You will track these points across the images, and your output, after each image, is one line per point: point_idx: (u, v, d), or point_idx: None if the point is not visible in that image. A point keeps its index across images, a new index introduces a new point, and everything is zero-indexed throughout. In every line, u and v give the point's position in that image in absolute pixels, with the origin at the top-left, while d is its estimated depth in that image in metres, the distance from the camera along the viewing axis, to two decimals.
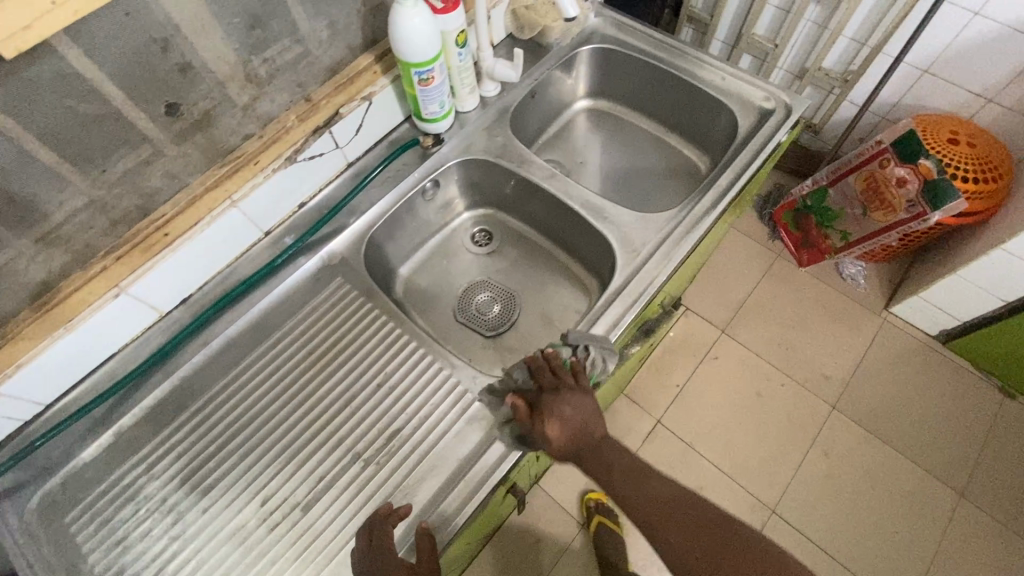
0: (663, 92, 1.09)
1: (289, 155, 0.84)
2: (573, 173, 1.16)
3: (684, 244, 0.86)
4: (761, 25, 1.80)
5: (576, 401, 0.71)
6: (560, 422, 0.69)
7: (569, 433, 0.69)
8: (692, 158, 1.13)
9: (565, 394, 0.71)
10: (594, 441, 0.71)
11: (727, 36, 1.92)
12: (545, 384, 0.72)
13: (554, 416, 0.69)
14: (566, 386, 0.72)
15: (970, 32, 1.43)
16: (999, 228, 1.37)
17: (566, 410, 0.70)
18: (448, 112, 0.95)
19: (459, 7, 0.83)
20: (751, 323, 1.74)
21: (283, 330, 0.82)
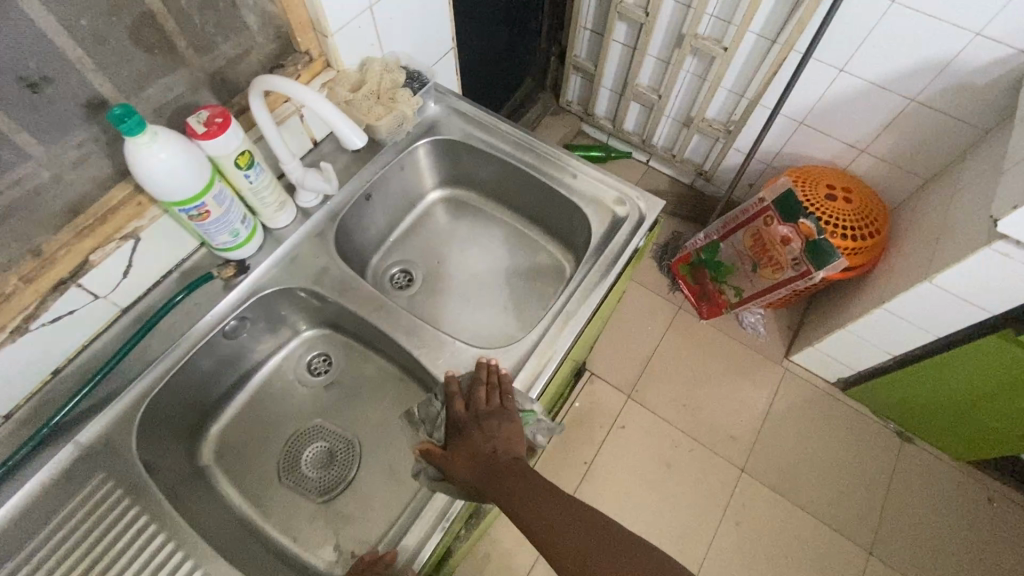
0: (517, 185, 0.99)
1: (15, 325, 0.65)
2: (428, 276, 1.03)
3: (530, 387, 0.74)
4: (644, 75, 1.76)
5: (495, 424, 0.69)
6: (473, 445, 0.69)
7: (479, 458, 0.67)
8: (557, 254, 1.02)
9: (484, 419, 0.70)
10: (506, 465, 0.66)
11: (613, 84, 1.87)
12: (470, 409, 0.71)
13: (466, 446, 0.69)
14: (489, 407, 0.70)
15: (837, 88, 1.41)
16: (880, 284, 1.36)
17: (483, 433, 0.69)
18: (246, 237, 0.78)
19: (231, 128, 0.67)
20: (657, 384, 1.67)
21: (15, 557, 0.63)
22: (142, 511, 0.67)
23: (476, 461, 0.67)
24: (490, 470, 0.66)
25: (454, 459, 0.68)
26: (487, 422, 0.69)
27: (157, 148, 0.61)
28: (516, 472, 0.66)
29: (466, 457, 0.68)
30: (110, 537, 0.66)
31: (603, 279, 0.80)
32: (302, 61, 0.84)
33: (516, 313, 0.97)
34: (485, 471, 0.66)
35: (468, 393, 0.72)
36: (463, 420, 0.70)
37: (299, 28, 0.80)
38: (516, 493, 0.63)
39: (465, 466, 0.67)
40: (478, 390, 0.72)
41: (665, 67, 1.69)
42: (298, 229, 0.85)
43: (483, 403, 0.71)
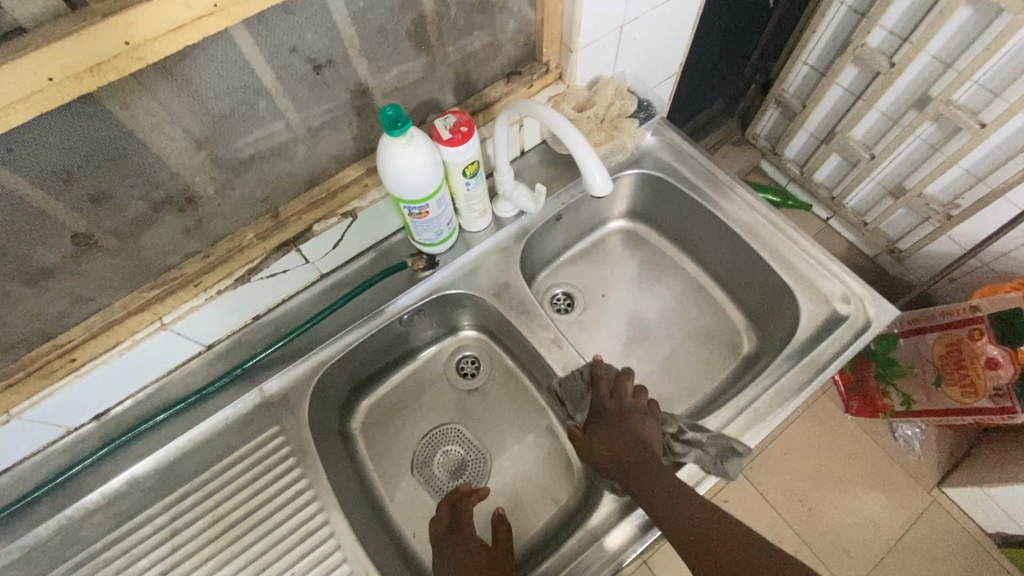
0: (716, 240, 0.90)
1: (241, 275, 0.70)
2: (591, 306, 0.97)
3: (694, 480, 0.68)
4: (860, 128, 1.54)
5: (635, 420, 0.70)
6: (613, 434, 0.69)
7: (619, 445, 0.67)
8: (737, 322, 0.92)
9: (625, 413, 0.71)
10: (649, 458, 0.65)
11: (817, 130, 1.68)
12: (613, 401, 0.72)
13: (607, 434, 0.69)
14: (630, 404, 0.71)
15: None
16: None
17: (624, 425, 0.69)
18: (447, 237, 0.79)
19: (472, 137, 0.67)
20: (775, 469, 1.52)
21: (196, 478, 0.71)
22: (300, 475, 0.72)
23: (616, 452, 0.67)
24: (631, 463, 0.65)
25: (592, 442, 0.70)
26: (629, 417, 0.70)
27: (412, 155, 0.62)
28: (648, 465, 0.64)
29: (603, 444, 0.68)
30: (273, 488, 0.71)
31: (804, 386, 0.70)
32: (538, 72, 0.81)
33: (677, 375, 0.90)
34: (624, 461, 0.66)
35: (613, 384, 0.74)
36: (605, 409, 0.72)
37: (547, 38, 0.77)
38: (657, 490, 0.62)
39: (604, 451, 0.68)
40: (623, 386, 0.73)
41: (890, 126, 1.47)
42: (486, 241, 0.85)
43: (626, 399, 0.72)
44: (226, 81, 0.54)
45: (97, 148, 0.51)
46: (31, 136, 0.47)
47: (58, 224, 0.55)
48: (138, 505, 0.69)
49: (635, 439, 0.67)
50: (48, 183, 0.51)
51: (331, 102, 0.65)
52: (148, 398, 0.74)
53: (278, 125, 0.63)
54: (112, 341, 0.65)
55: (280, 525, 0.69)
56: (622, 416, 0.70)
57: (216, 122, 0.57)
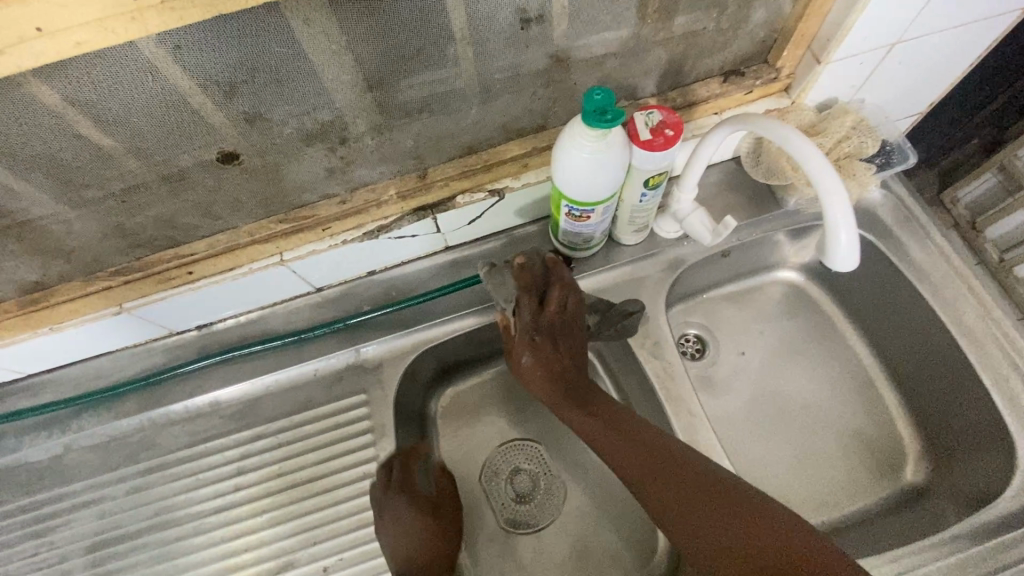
0: (920, 336, 0.72)
1: (371, 230, 0.63)
2: (726, 359, 0.82)
3: None
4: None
5: (571, 338, 0.65)
6: (547, 358, 0.64)
7: (557, 373, 0.64)
8: (903, 436, 0.75)
9: (561, 328, 0.64)
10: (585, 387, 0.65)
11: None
12: (551, 313, 0.63)
13: (540, 361, 0.64)
14: (562, 313, 0.64)
15: None
16: None
17: (557, 342, 0.64)
18: (593, 245, 0.68)
19: (675, 146, 0.53)
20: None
21: (272, 422, 0.67)
22: (373, 457, 0.65)
23: (554, 378, 0.64)
24: (571, 388, 0.64)
25: (530, 371, 0.64)
26: (564, 336, 0.64)
27: (599, 154, 0.51)
28: (583, 390, 0.64)
29: (541, 369, 0.64)
30: (343, 459, 0.65)
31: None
32: (763, 79, 0.66)
33: (809, 474, 0.75)
34: (563, 390, 0.64)
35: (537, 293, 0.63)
36: (540, 318, 0.63)
37: (795, 40, 0.61)
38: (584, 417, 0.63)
39: (538, 373, 0.64)
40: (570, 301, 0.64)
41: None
42: (630, 262, 0.73)
43: (568, 313, 0.64)
44: (421, 12, 0.45)
45: (267, 63, 0.44)
46: (204, 37, 0.40)
47: (208, 135, 0.49)
48: (215, 430, 0.67)
49: (566, 359, 0.64)
50: (208, 90, 0.45)
51: (522, 64, 0.55)
52: (248, 323, 0.71)
53: (460, 77, 0.53)
54: (230, 264, 0.61)
55: (340, 504, 0.64)
56: (558, 332, 0.64)
57: (396, 60, 0.49)
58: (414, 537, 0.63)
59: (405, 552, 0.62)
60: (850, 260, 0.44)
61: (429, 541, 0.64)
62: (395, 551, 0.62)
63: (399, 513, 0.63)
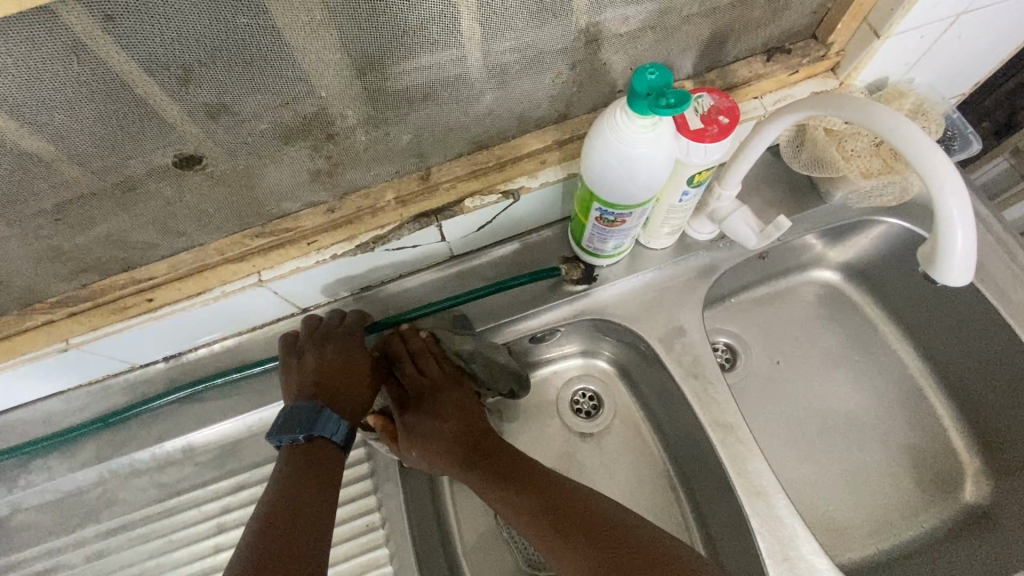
0: (980, 342, 0.65)
1: (365, 242, 0.54)
2: (762, 371, 0.75)
3: None
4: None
5: (449, 396, 0.60)
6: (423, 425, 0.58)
7: (444, 439, 0.57)
8: (959, 451, 0.68)
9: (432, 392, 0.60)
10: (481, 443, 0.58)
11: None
12: (413, 382, 0.61)
13: (427, 431, 0.58)
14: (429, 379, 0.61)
15: None
16: None
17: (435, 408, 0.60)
18: (621, 252, 0.60)
19: (729, 137, 0.45)
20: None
21: (255, 470, 0.57)
22: (376, 505, 0.58)
23: (451, 445, 0.57)
24: (470, 449, 0.57)
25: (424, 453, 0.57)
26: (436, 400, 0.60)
27: (645, 149, 0.42)
28: (486, 445, 0.57)
29: (432, 443, 0.57)
30: (341, 511, 0.58)
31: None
32: (811, 57, 0.58)
33: (859, 497, 0.68)
34: (465, 453, 0.57)
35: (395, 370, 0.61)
36: (410, 397, 0.61)
37: (853, 10, 0.53)
38: (489, 477, 0.55)
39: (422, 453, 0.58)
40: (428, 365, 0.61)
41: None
42: (659, 268, 0.65)
43: (431, 371, 0.61)
44: None
45: (229, 41, 0.34)
46: (142, 5, 0.30)
47: (161, 136, 0.39)
48: (188, 481, 0.57)
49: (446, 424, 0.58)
50: (156, 78, 0.35)
51: (544, 41, 0.45)
52: (224, 352, 0.61)
53: (470, 57, 0.44)
54: (197, 288, 0.51)
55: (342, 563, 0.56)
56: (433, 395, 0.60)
57: (394, 36, 0.39)
58: (345, 367, 0.55)
59: (328, 381, 0.54)
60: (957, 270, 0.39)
61: (357, 377, 0.56)
62: (315, 373, 0.54)
63: (346, 343, 0.56)
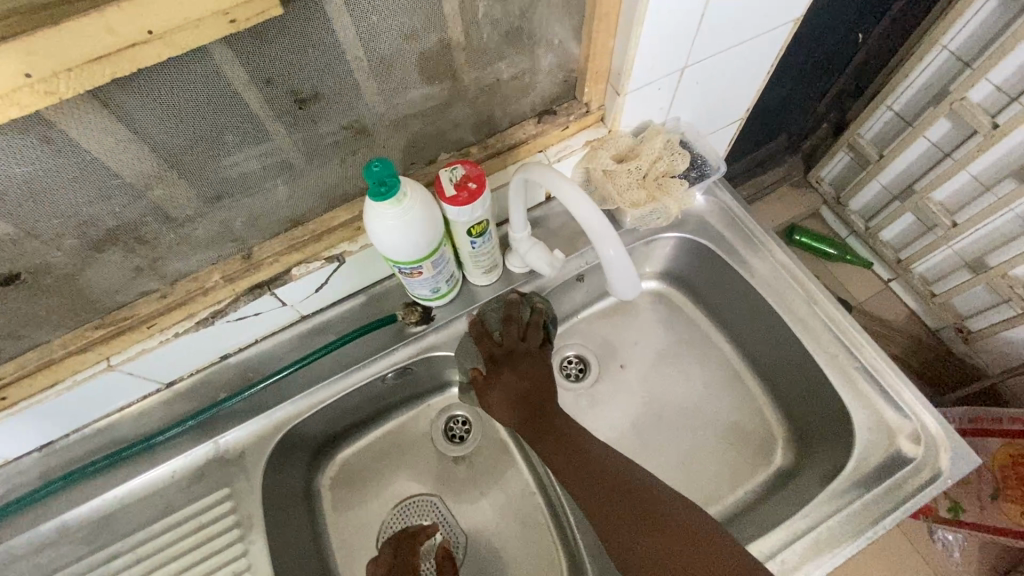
0: (766, 328, 0.76)
1: (204, 318, 0.61)
2: (607, 377, 0.86)
3: None
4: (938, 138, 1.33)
5: (533, 364, 0.71)
6: (515, 381, 0.69)
7: (518, 396, 0.69)
8: (769, 420, 0.80)
9: (524, 355, 0.71)
10: (536, 392, 0.70)
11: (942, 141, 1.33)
12: (513, 342, 0.71)
13: (508, 380, 0.69)
14: (528, 346, 0.71)
15: None
16: None
17: (520, 367, 0.70)
18: (444, 294, 0.69)
19: (482, 197, 0.56)
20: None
21: (130, 536, 0.63)
22: (241, 554, 0.62)
23: (521, 406, 0.69)
24: (535, 413, 0.69)
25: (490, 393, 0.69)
26: (526, 363, 0.71)
27: (405, 218, 0.51)
28: (554, 414, 0.69)
29: (504, 396, 0.69)
30: (209, 562, 0.62)
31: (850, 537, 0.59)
32: (574, 114, 0.70)
33: (694, 476, 0.78)
34: (528, 417, 0.68)
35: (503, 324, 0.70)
36: (501, 352, 0.71)
37: (589, 77, 0.65)
38: (556, 435, 0.67)
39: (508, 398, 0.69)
40: (514, 328, 0.70)
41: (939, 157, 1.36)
42: (484, 304, 0.74)
43: (532, 342, 0.71)
44: (182, 109, 0.45)
45: (19, 180, 0.42)
46: None
47: None
48: (64, 560, 0.62)
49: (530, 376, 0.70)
50: None
51: (319, 137, 0.55)
52: (93, 435, 0.66)
53: (253, 159, 0.53)
54: (48, 381, 0.57)
55: None
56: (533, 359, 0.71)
57: (176, 152, 0.48)
58: None
59: None
60: (628, 283, 0.54)
61: None
62: None
63: None
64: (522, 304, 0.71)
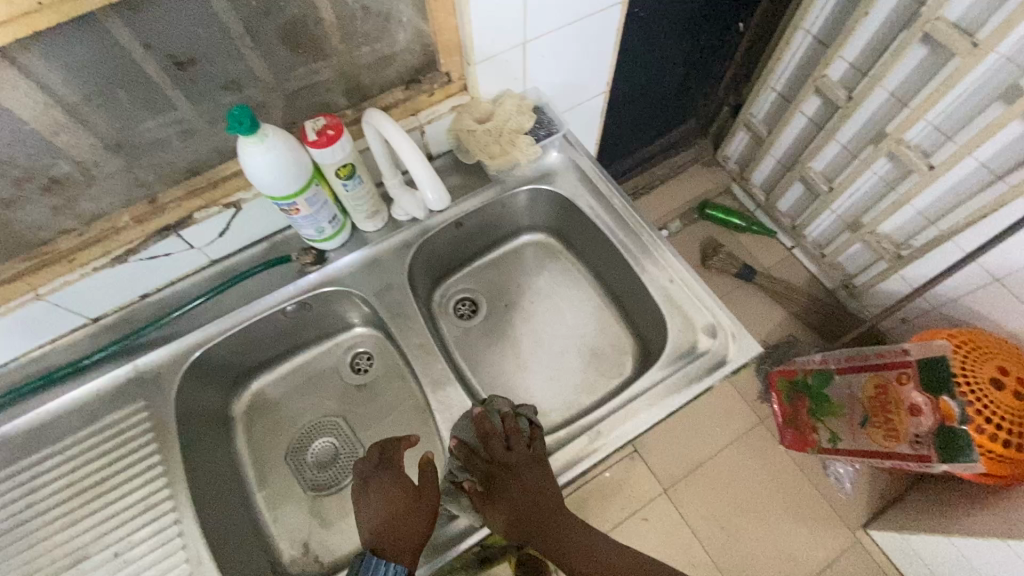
0: (614, 261, 0.90)
1: (119, 255, 0.73)
2: (494, 314, 0.99)
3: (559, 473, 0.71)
4: (813, 111, 1.49)
5: (526, 471, 0.68)
6: (515, 498, 0.66)
7: (522, 512, 0.66)
8: (623, 340, 0.94)
9: (517, 468, 0.68)
10: (535, 502, 0.66)
11: (816, 114, 1.49)
12: (499, 455, 0.69)
13: (506, 500, 0.66)
14: (516, 457, 0.69)
15: None
16: (996, 516, 1.13)
17: (518, 480, 0.67)
18: (332, 235, 0.82)
19: (340, 142, 0.69)
20: (692, 478, 1.55)
21: (61, 442, 0.74)
22: (156, 451, 0.74)
23: (525, 519, 0.65)
24: (541, 526, 0.66)
25: (494, 515, 0.66)
26: (519, 474, 0.68)
27: (269, 154, 0.64)
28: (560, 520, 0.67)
29: (509, 517, 0.65)
30: (128, 460, 0.73)
31: (650, 409, 0.73)
32: (437, 83, 0.83)
33: (559, 390, 0.91)
34: (536, 529, 0.65)
35: (485, 438, 0.71)
36: (493, 468, 0.69)
37: (444, 50, 0.79)
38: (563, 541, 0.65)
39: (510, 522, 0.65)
40: (493, 440, 0.71)
41: (814, 130, 1.53)
42: (372, 244, 0.87)
43: (518, 449, 0.70)
44: (78, 68, 0.57)
45: None
46: None
47: None
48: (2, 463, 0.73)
49: (527, 488, 0.67)
50: None
51: (205, 98, 0.68)
52: (28, 363, 0.78)
53: (148, 114, 0.66)
54: None
55: (130, 495, 0.72)
56: (527, 468, 0.68)
57: (77, 105, 0.60)
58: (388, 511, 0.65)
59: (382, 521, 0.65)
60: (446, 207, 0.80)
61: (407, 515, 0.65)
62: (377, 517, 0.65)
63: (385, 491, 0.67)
64: (489, 413, 0.73)
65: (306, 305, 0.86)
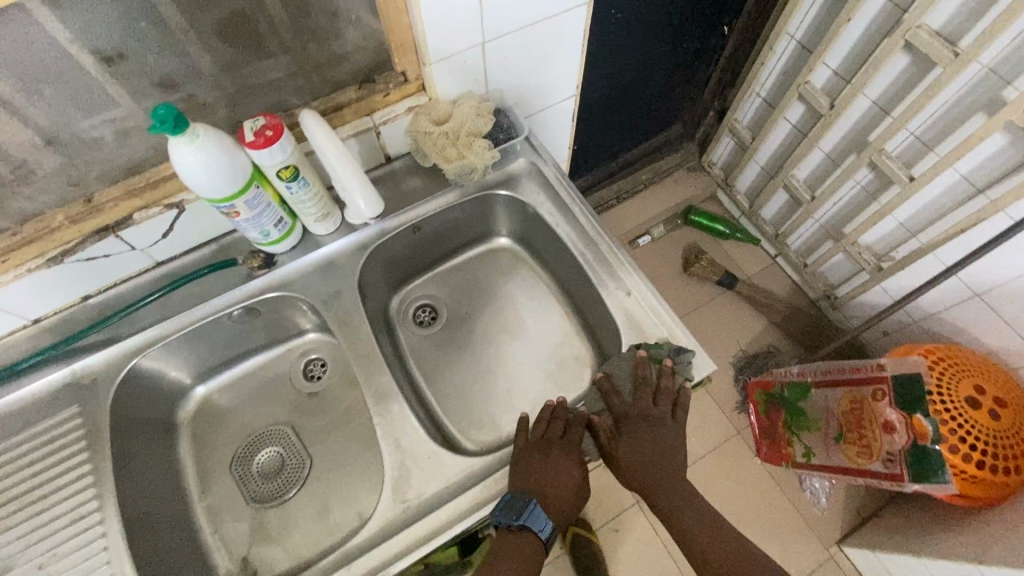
0: (574, 271, 0.88)
1: (53, 256, 0.70)
2: (454, 322, 0.96)
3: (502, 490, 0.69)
4: (796, 118, 1.47)
5: (661, 429, 0.72)
6: (643, 440, 0.72)
7: (645, 452, 0.72)
8: (584, 352, 0.91)
9: (653, 421, 0.72)
10: (662, 452, 0.72)
11: (800, 121, 1.47)
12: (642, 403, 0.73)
13: (636, 440, 0.72)
14: (658, 412, 0.72)
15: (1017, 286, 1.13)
16: (969, 538, 1.10)
17: (652, 434, 0.72)
18: (279, 237, 0.79)
19: (279, 143, 0.66)
20: None
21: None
22: (88, 459, 0.71)
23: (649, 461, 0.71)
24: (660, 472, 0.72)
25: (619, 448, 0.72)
26: (659, 423, 0.72)
27: (200, 154, 0.61)
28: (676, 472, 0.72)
29: (634, 453, 0.72)
30: (60, 469, 0.71)
31: None
32: (392, 83, 0.81)
33: (516, 401, 0.89)
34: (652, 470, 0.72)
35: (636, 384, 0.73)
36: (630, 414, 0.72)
37: (395, 49, 0.76)
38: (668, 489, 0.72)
39: (634, 467, 0.72)
40: (645, 390, 0.72)
41: (798, 137, 1.50)
42: (326, 248, 0.84)
43: (660, 402, 0.72)
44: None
45: None
46: None
47: None
48: None
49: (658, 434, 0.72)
50: None
51: (139, 95, 0.66)
52: None
53: (77, 111, 0.63)
54: None
55: (59, 505, 0.69)
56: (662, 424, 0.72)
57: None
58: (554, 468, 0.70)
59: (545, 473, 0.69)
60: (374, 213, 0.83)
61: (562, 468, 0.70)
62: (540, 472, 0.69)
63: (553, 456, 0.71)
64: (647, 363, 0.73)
65: (254, 309, 0.83)
